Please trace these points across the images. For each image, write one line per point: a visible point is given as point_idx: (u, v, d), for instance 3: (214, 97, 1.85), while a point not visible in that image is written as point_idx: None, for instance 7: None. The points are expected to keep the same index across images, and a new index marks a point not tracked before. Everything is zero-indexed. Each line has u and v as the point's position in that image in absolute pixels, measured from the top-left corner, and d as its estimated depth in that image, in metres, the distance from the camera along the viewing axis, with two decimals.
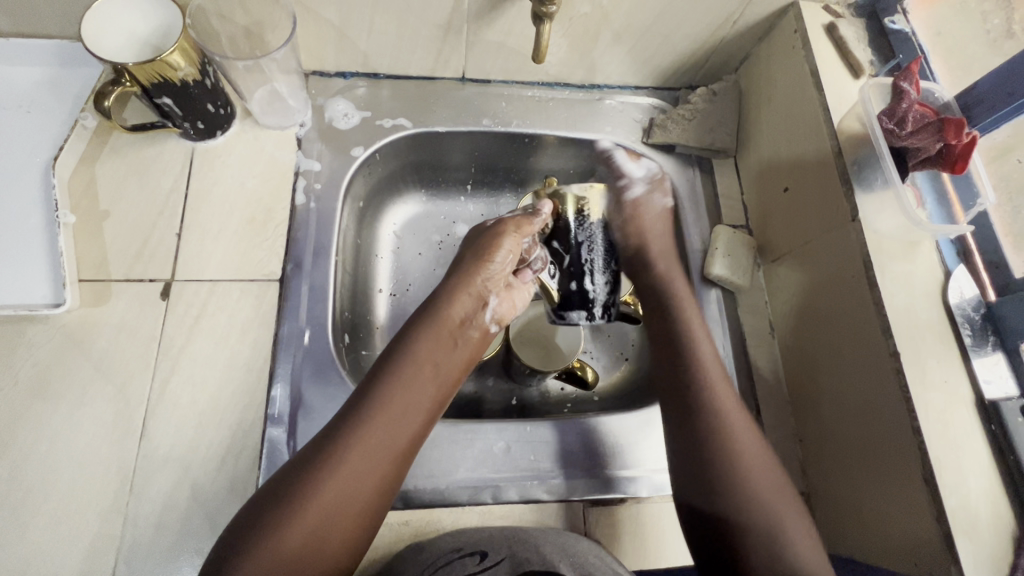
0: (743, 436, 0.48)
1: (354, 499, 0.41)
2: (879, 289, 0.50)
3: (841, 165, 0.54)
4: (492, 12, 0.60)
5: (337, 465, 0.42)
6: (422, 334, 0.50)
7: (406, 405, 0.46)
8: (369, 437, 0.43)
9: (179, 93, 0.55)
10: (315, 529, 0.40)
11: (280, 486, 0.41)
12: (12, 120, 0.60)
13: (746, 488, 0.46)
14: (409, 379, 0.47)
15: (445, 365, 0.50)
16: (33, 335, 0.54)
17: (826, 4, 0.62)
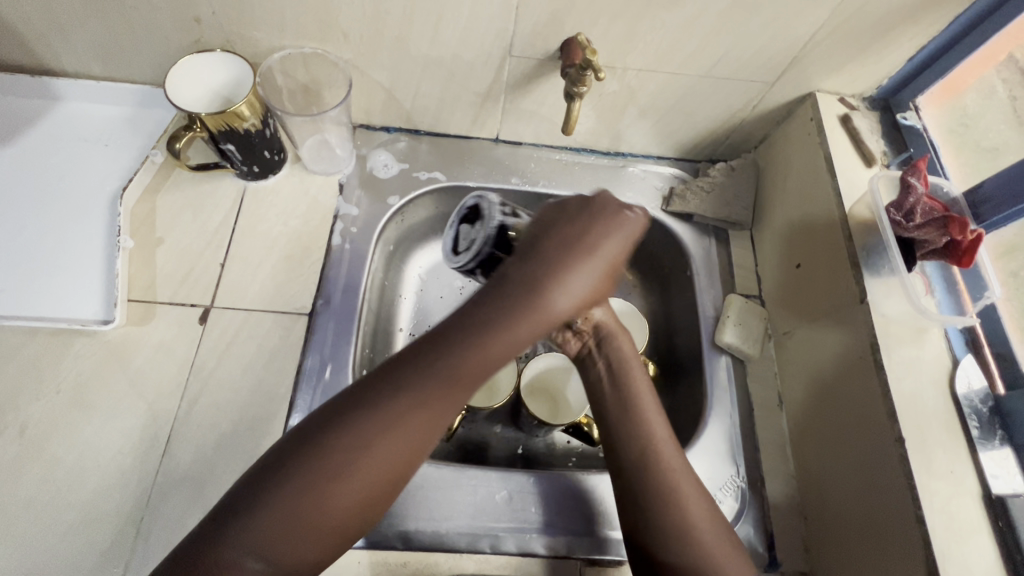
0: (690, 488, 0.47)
1: (398, 468, 0.40)
2: (885, 373, 0.51)
3: (850, 249, 0.57)
4: (528, 84, 0.65)
5: (375, 438, 0.39)
6: (528, 302, 0.41)
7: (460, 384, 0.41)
8: (417, 410, 0.40)
9: (241, 138, 0.61)
10: (350, 500, 0.39)
11: (316, 445, 0.39)
12: (92, 152, 0.67)
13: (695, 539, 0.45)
14: (483, 357, 0.40)
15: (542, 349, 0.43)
16: (80, 347, 0.58)
17: (841, 97, 0.66)
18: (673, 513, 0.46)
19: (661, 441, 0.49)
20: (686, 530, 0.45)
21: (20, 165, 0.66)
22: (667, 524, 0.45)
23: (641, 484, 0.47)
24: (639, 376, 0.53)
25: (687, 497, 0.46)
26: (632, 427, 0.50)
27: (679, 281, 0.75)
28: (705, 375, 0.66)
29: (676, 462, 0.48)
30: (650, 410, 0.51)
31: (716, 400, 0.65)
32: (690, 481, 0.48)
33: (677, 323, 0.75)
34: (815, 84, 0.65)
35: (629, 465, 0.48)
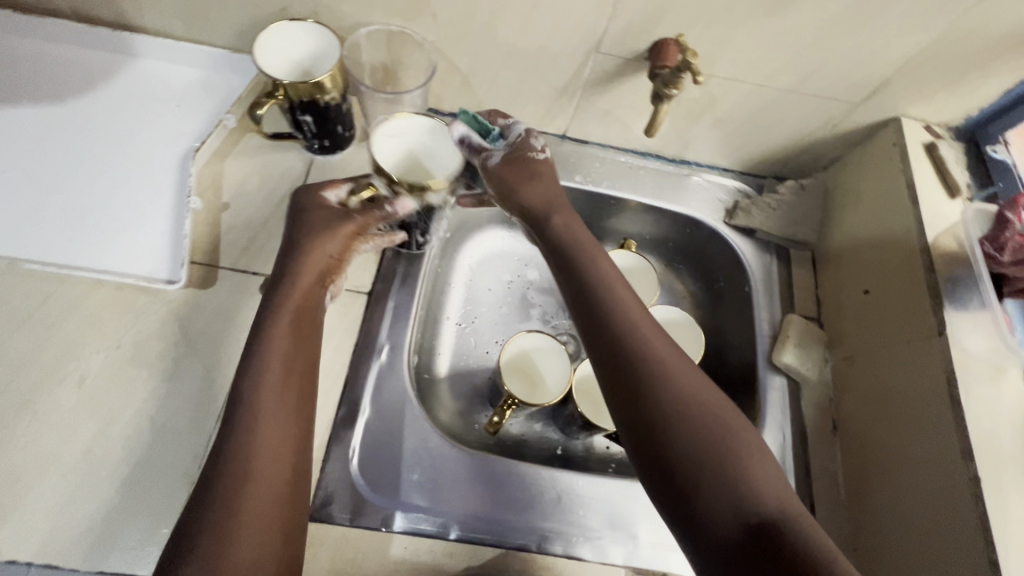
0: (681, 369, 0.45)
1: (286, 492, 0.44)
2: (962, 410, 0.50)
3: (931, 280, 0.55)
4: (609, 82, 0.65)
5: (256, 469, 0.43)
6: (280, 322, 0.50)
7: (287, 386, 0.48)
8: (268, 437, 0.45)
9: (319, 110, 0.61)
10: (258, 531, 0.42)
11: (211, 503, 0.42)
12: (164, 111, 0.67)
13: (697, 419, 0.43)
14: (264, 384, 0.47)
15: (299, 364, 0.49)
16: (142, 304, 0.58)
17: (927, 124, 0.65)
18: (672, 401, 0.43)
19: (649, 329, 0.47)
20: (681, 426, 0.43)
21: (93, 119, 0.66)
22: (671, 412, 0.43)
23: (634, 382, 0.45)
24: (613, 274, 0.51)
25: (677, 381, 0.44)
26: (616, 325, 0.47)
27: (735, 297, 0.74)
28: (759, 393, 0.65)
29: (661, 345, 0.46)
30: (630, 302, 0.49)
31: (769, 420, 0.64)
32: (678, 359, 0.46)
33: (729, 338, 0.74)
34: (903, 109, 0.64)
35: (624, 365, 0.45)
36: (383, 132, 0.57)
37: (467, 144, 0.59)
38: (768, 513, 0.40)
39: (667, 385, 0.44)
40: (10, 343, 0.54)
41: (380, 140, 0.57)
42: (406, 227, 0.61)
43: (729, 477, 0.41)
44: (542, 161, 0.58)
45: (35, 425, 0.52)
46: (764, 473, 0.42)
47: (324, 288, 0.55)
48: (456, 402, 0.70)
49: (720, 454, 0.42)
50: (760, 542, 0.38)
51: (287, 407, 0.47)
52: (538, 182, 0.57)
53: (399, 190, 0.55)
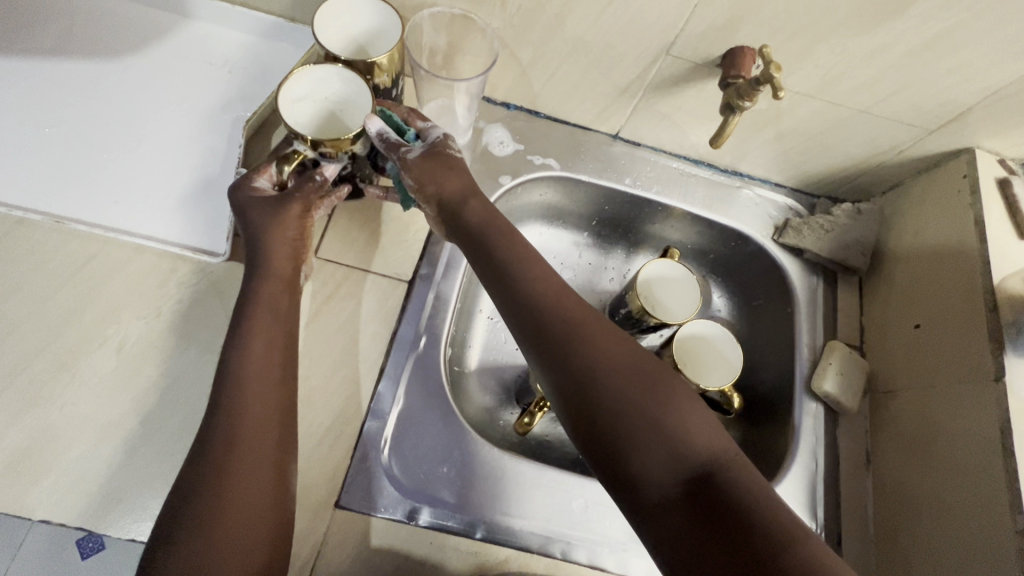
0: (598, 335, 0.44)
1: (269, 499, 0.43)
2: (1014, 461, 0.49)
3: (994, 324, 0.53)
4: (673, 86, 0.62)
5: (246, 448, 0.43)
6: (260, 315, 0.49)
7: (271, 368, 0.47)
8: (253, 415, 0.45)
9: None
10: (250, 510, 0.41)
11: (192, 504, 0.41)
12: (216, 77, 0.66)
13: (617, 385, 0.42)
14: (245, 382, 0.46)
15: (280, 353, 0.49)
16: (184, 273, 0.57)
17: (1001, 158, 0.62)
18: (601, 371, 0.43)
19: (562, 299, 0.46)
20: (603, 392, 0.42)
21: (143, 79, 0.65)
22: (602, 381, 0.42)
23: (561, 357, 0.44)
24: (530, 247, 0.50)
25: (602, 351, 0.43)
26: (538, 298, 0.46)
27: (775, 317, 0.73)
28: (795, 418, 0.64)
29: (580, 315, 0.45)
30: (547, 274, 0.48)
31: (803, 446, 0.62)
32: (597, 325, 0.45)
33: (764, 358, 0.72)
34: (979, 141, 0.61)
35: (542, 335, 0.45)
36: (292, 98, 0.54)
37: (385, 139, 0.53)
38: (707, 466, 0.39)
39: (588, 355, 0.43)
40: (55, 302, 0.54)
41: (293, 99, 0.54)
42: (347, 178, 0.58)
43: (664, 434, 0.40)
44: (459, 158, 0.56)
45: (74, 386, 0.52)
46: (694, 427, 0.41)
47: (298, 271, 0.54)
48: (484, 397, 0.69)
49: (653, 416, 0.41)
50: (699, 498, 0.38)
51: (268, 410, 0.45)
52: (455, 175, 0.54)
53: (328, 154, 0.52)
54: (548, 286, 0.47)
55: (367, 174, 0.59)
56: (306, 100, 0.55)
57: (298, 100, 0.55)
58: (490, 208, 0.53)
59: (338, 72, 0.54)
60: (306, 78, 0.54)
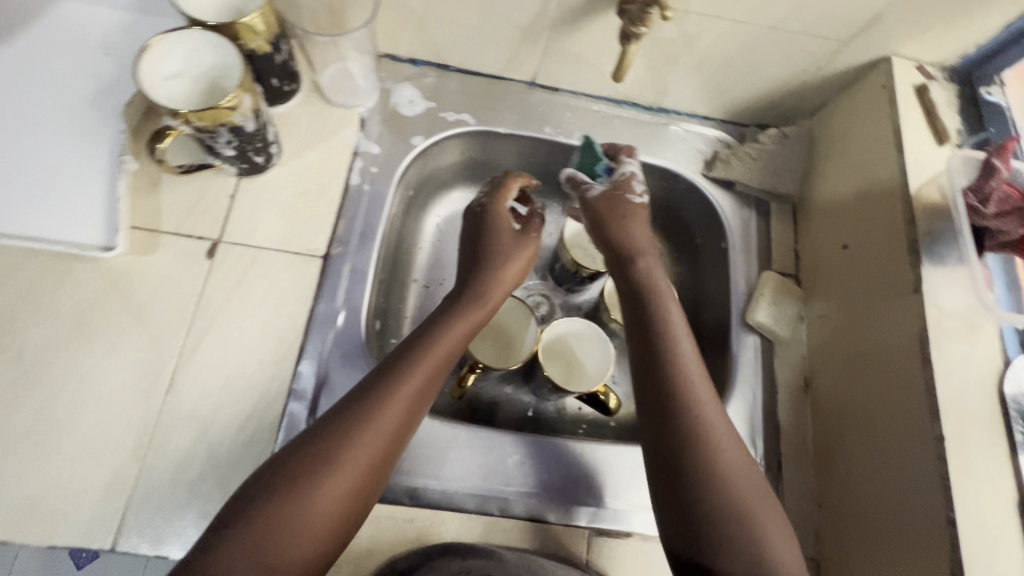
0: (718, 425, 0.46)
1: (363, 480, 0.43)
2: (932, 367, 0.48)
3: (911, 233, 0.52)
4: (575, 21, 0.59)
5: (374, 419, 0.44)
6: (447, 335, 0.51)
7: (428, 374, 0.48)
8: (398, 402, 0.45)
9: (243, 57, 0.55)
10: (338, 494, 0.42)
11: (307, 449, 0.42)
12: (92, 61, 0.61)
13: (723, 484, 0.43)
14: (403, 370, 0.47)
15: (436, 356, 0.49)
16: (79, 273, 0.54)
17: (920, 64, 0.60)
18: (729, 473, 0.44)
19: (708, 410, 0.47)
20: (715, 487, 0.43)
21: (13, 70, 0.60)
22: (705, 481, 0.43)
23: (716, 467, 0.44)
24: (677, 320, 0.52)
25: (730, 451, 0.45)
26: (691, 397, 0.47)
27: (711, 254, 0.72)
28: (732, 352, 0.64)
29: (715, 415, 0.46)
30: (690, 357, 0.50)
31: (740, 378, 0.62)
32: (715, 411, 0.47)
33: (704, 297, 0.72)
34: (895, 48, 0.59)
35: (702, 434, 0.45)
36: (164, 72, 0.52)
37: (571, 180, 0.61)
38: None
39: (701, 441, 0.45)
40: None
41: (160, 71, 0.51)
42: (240, 151, 0.56)
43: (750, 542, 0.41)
44: (637, 206, 0.58)
45: None
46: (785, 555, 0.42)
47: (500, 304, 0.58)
48: None
49: (748, 523, 0.42)
50: None
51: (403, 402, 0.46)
52: (633, 224, 0.57)
53: (205, 127, 0.50)
54: (691, 379, 0.48)
55: (259, 148, 0.57)
56: (181, 76, 0.52)
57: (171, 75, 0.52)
58: (644, 275, 0.55)
59: (200, 35, 0.51)
60: (172, 51, 0.51)
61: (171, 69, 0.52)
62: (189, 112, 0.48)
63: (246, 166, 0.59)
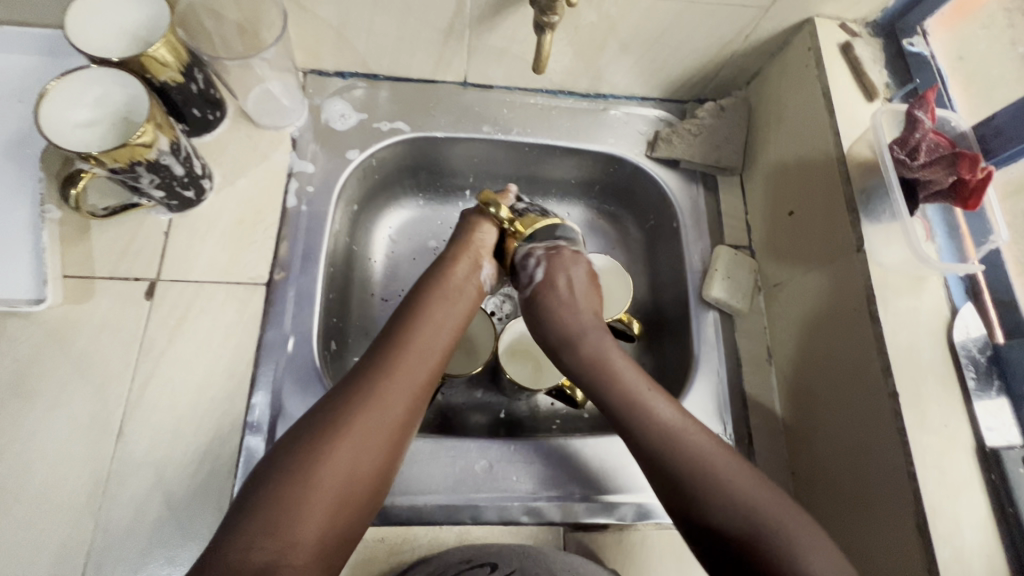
0: (665, 417, 0.47)
1: (361, 463, 0.43)
2: (880, 325, 0.48)
3: (848, 192, 0.52)
4: (493, 17, 0.58)
5: (368, 403, 0.45)
6: (421, 319, 0.53)
7: (413, 362, 0.50)
8: (387, 384, 0.47)
9: (156, 92, 0.53)
10: (339, 473, 0.42)
11: (301, 440, 0.43)
12: (4, 108, 0.58)
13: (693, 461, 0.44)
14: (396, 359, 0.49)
15: (420, 346, 0.51)
16: (14, 330, 0.53)
17: (843, 22, 0.60)
18: (702, 453, 0.45)
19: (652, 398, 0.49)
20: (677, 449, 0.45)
21: None
22: (717, 496, 0.42)
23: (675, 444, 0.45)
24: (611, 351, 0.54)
25: (715, 454, 0.45)
26: (653, 419, 0.47)
27: (664, 234, 0.71)
28: (693, 331, 0.63)
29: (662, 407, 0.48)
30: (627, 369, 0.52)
31: (704, 356, 0.62)
32: (658, 399, 0.49)
33: (663, 278, 0.71)
34: (815, 9, 0.58)
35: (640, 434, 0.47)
36: (76, 122, 0.51)
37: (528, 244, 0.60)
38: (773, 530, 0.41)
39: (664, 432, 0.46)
40: None
41: (69, 121, 0.50)
42: (166, 186, 0.54)
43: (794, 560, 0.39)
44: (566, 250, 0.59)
45: None
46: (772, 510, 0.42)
47: (471, 294, 0.58)
48: None
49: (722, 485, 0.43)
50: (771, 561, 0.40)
51: (398, 389, 0.47)
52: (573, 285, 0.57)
53: (121, 168, 0.49)
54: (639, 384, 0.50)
55: (185, 182, 0.56)
56: (94, 122, 0.51)
57: (83, 124, 0.51)
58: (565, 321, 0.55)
59: (92, 73, 0.49)
60: (75, 98, 0.50)
61: (80, 118, 0.51)
62: (100, 152, 0.46)
63: (177, 202, 0.58)
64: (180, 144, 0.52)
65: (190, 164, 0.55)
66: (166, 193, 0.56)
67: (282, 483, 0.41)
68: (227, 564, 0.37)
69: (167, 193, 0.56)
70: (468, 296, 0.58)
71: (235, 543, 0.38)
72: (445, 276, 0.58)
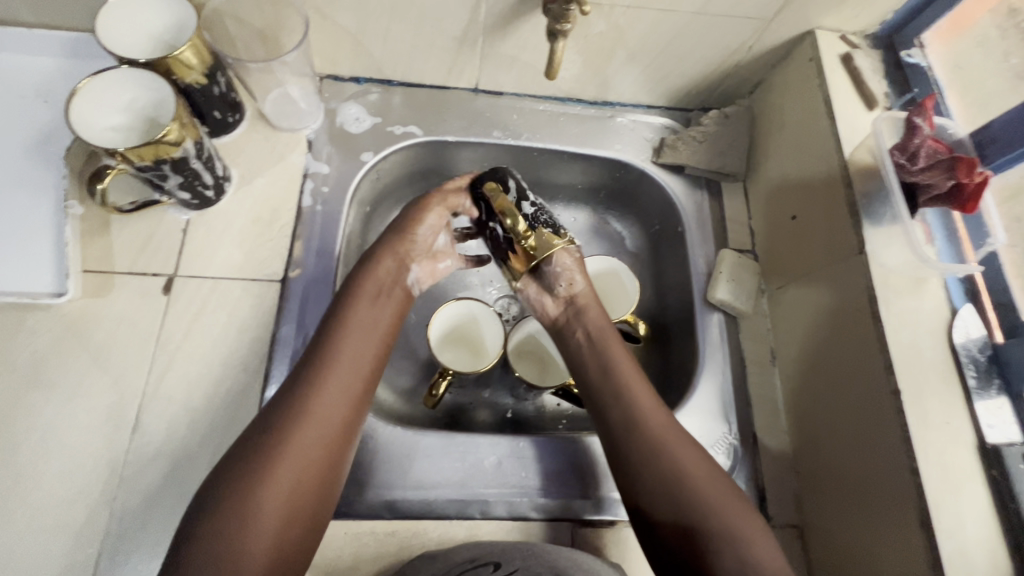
0: (658, 427, 0.50)
1: (302, 487, 0.43)
2: (883, 325, 0.49)
3: (850, 197, 0.54)
4: (506, 25, 0.60)
5: (297, 423, 0.45)
6: (349, 327, 0.52)
7: (348, 377, 0.49)
8: (323, 401, 0.47)
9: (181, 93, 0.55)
10: (281, 502, 0.42)
11: (235, 471, 0.42)
12: (29, 108, 0.60)
13: (683, 486, 0.46)
14: (331, 365, 0.49)
15: (355, 360, 0.51)
16: (34, 323, 0.54)
17: (843, 34, 0.62)
18: (692, 472, 0.47)
19: (642, 405, 0.51)
20: (667, 460, 0.47)
21: None
22: (709, 520, 0.44)
23: (664, 458, 0.47)
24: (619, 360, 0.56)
25: (706, 479, 0.46)
26: (640, 431, 0.49)
27: (669, 237, 0.73)
28: (698, 333, 0.64)
29: (663, 427, 0.49)
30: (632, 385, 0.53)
31: (709, 357, 0.63)
32: (656, 414, 0.51)
33: (668, 280, 0.72)
34: (817, 21, 0.61)
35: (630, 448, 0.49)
36: (103, 126, 0.53)
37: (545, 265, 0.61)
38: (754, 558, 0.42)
39: (658, 445, 0.48)
40: None
41: (97, 125, 0.52)
42: (188, 187, 0.56)
43: (733, 541, 0.43)
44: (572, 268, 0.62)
45: None
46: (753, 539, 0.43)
47: (399, 293, 0.58)
48: (399, 378, 0.67)
49: (713, 512, 0.44)
50: None
51: (331, 403, 0.47)
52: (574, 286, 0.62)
53: (145, 164, 0.50)
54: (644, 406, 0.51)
55: (206, 183, 0.57)
56: (122, 125, 0.54)
57: (111, 127, 0.53)
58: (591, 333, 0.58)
59: (116, 74, 0.51)
60: (104, 104, 0.52)
61: (109, 123, 0.53)
62: (127, 149, 0.48)
63: (196, 201, 0.59)
64: (202, 143, 0.54)
65: (212, 164, 0.57)
66: (189, 193, 0.57)
67: (223, 519, 0.40)
68: None
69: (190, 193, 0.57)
70: (394, 296, 0.57)
71: None
72: (371, 278, 0.56)
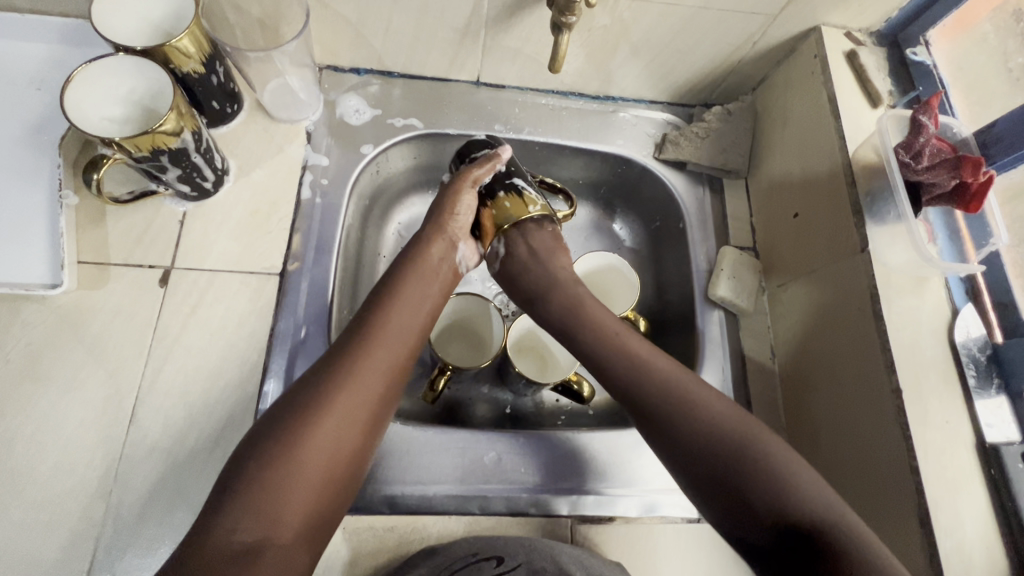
0: (666, 377, 0.48)
1: (345, 444, 0.43)
2: (885, 324, 0.49)
3: (853, 195, 0.54)
4: (510, 18, 0.59)
5: (349, 382, 0.45)
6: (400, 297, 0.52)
7: (400, 344, 0.49)
8: (373, 364, 0.46)
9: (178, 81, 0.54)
10: (325, 454, 0.42)
11: (282, 420, 0.42)
12: (22, 96, 0.59)
13: (704, 427, 0.44)
14: (382, 335, 0.48)
15: (406, 329, 0.50)
16: (28, 314, 0.53)
17: (848, 31, 0.62)
18: (712, 407, 0.45)
19: (628, 338, 0.52)
20: (688, 406, 0.45)
21: None
22: (742, 459, 0.42)
23: (683, 402, 0.46)
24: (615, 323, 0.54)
25: (727, 416, 0.44)
26: (645, 375, 0.48)
27: (670, 233, 0.72)
28: (699, 330, 0.64)
29: (676, 376, 0.48)
30: (630, 341, 0.51)
31: (709, 353, 0.63)
32: (665, 366, 0.49)
33: (669, 277, 0.72)
34: (822, 18, 0.60)
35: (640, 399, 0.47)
36: (100, 117, 0.52)
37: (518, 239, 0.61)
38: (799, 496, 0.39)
39: (676, 390, 0.46)
40: None
41: (94, 116, 0.52)
42: (187, 178, 0.56)
43: (776, 483, 0.40)
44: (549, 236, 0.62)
45: None
46: (802, 474, 0.41)
47: (443, 267, 0.57)
48: None
49: (744, 448, 0.42)
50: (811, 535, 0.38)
51: (383, 371, 0.46)
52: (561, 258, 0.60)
53: (144, 156, 0.49)
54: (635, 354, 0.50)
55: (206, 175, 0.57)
56: (120, 116, 0.53)
57: (109, 117, 0.52)
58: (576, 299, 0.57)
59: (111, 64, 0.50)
60: (100, 95, 0.52)
61: (107, 114, 0.52)
62: (124, 138, 0.47)
63: (195, 193, 0.58)
64: (201, 134, 0.53)
65: (211, 155, 0.56)
66: (188, 185, 0.57)
67: (263, 466, 0.40)
68: (212, 545, 0.37)
69: (189, 185, 0.57)
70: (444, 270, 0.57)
71: (221, 524, 0.37)
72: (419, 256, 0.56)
